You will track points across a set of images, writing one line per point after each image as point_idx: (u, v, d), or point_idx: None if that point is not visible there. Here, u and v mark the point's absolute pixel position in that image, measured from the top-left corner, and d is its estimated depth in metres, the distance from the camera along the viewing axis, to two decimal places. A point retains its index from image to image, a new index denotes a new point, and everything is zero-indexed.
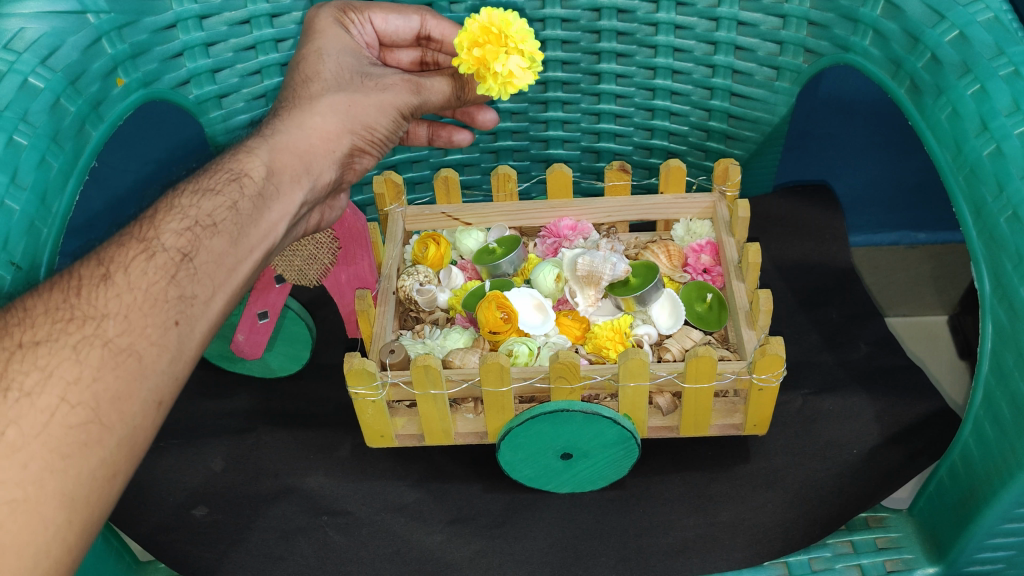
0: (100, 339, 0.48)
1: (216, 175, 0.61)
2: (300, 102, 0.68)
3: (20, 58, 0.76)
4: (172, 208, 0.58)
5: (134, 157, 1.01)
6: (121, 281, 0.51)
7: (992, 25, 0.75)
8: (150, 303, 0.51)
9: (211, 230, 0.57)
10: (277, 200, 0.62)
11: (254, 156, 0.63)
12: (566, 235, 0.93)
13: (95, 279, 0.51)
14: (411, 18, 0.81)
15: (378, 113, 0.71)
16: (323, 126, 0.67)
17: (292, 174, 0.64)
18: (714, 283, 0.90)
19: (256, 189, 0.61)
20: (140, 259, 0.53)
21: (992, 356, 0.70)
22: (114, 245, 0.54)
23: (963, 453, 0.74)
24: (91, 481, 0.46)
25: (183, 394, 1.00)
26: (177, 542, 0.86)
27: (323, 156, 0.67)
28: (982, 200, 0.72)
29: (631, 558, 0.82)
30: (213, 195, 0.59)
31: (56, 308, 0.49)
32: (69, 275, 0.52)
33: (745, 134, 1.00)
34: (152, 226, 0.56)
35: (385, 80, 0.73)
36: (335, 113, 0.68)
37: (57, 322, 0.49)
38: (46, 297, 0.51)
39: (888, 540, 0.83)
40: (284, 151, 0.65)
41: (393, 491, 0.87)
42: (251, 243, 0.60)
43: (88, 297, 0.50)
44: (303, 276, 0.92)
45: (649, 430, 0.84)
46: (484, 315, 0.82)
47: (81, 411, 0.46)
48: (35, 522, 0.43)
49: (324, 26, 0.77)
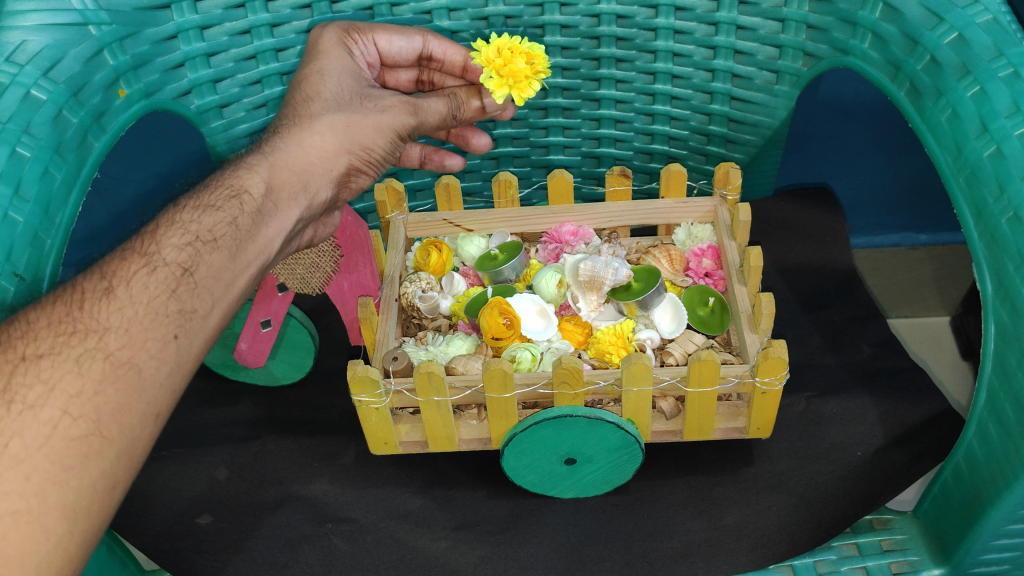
0: (102, 352, 0.49)
1: (216, 190, 0.61)
2: (298, 121, 0.68)
3: (23, 70, 0.76)
4: (173, 223, 0.58)
5: (138, 169, 1.06)
6: (123, 295, 0.52)
7: (990, 26, 0.75)
8: (152, 316, 0.51)
9: (211, 245, 0.57)
10: (274, 217, 0.62)
11: (254, 172, 0.63)
12: (568, 240, 0.93)
13: (97, 292, 0.51)
14: (413, 39, 0.83)
15: (377, 134, 0.71)
16: (321, 145, 0.67)
17: (290, 192, 0.64)
18: (716, 287, 0.91)
19: (256, 205, 0.61)
20: (142, 273, 0.53)
21: (995, 357, 0.70)
22: (116, 259, 0.54)
23: (967, 455, 0.74)
24: (92, 492, 0.46)
25: (187, 403, 1.00)
26: (181, 550, 0.86)
27: (319, 175, 0.67)
28: (983, 202, 0.72)
29: (636, 562, 0.81)
30: (214, 210, 0.59)
31: (59, 321, 0.49)
32: (72, 288, 0.52)
33: (745, 138, 1.01)
34: (153, 240, 0.56)
35: (385, 100, 0.72)
36: (334, 132, 0.68)
37: (60, 335, 0.49)
38: (48, 310, 0.51)
39: (893, 543, 0.80)
40: (283, 168, 0.65)
41: (397, 498, 0.88)
42: (249, 258, 0.60)
43: (91, 310, 0.50)
44: (306, 285, 0.91)
45: (654, 434, 0.84)
46: (489, 320, 0.82)
47: (82, 423, 0.46)
48: (38, 534, 0.43)
49: (328, 47, 0.77)
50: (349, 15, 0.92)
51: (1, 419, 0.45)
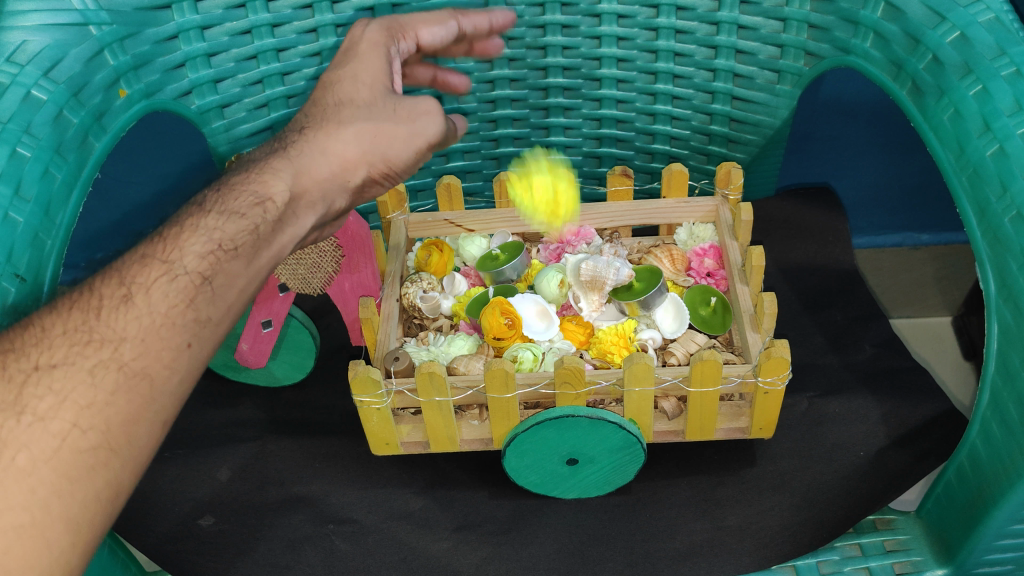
0: (116, 362, 0.47)
1: (239, 196, 0.58)
2: (325, 125, 0.64)
3: (23, 70, 0.76)
4: (196, 227, 0.55)
5: (138, 168, 1.06)
6: (141, 302, 0.49)
7: (992, 25, 0.74)
8: (168, 325, 0.50)
9: (232, 253, 0.55)
10: (293, 226, 0.60)
11: (279, 177, 0.60)
12: (569, 241, 0.94)
13: (116, 299, 0.49)
14: (448, 23, 0.77)
15: (406, 144, 0.65)
16: (344, 154, 0.63)
17: (309, 201, 0.61)
18: (718, 287, 0.90)
19: (278, 214, 0.58)
20: (162, 280, 0.51)
21: (998, 357, 0.70)
22: (136, 263, 0.52)
23: (970, 454, 0.73)
24: (96, 503, 0.45)
25: (188, 404, 1.00)
26: (183, 552, 0.86)
27: (340, 185, 0.63)
28: (986, 201, 0.71)
29: (639, 562, 0.81)
30: (237, 217, 0.56)
31: (75, 329, 0.48)
32: (88, 292, 0.50)
33: (746, 138, 1.01)
34: (175, 245, 0.53)
35: (419, 105, 0.67)
36: (359, 142, 0.64)
37: (75, 344, 0.47)
38: (64, 316, 0.49)
39: (897, 543, 0.79)
40: (306, 176, 0.61)
41: (399, 498, 0.87)
42: (262, 265, 0.57)
43: (108, 318, 0.48)
44: (307, 285, 0.89)
45: (655, 434, 0.83)
46: (490, 320, 0.83)
47: (92, 435, 0.45)
48: (41, 547, 0.42)
49: (368, 48, 0.71)
50: (350, 15, 0.92)
51: (7, 432, 0.44)
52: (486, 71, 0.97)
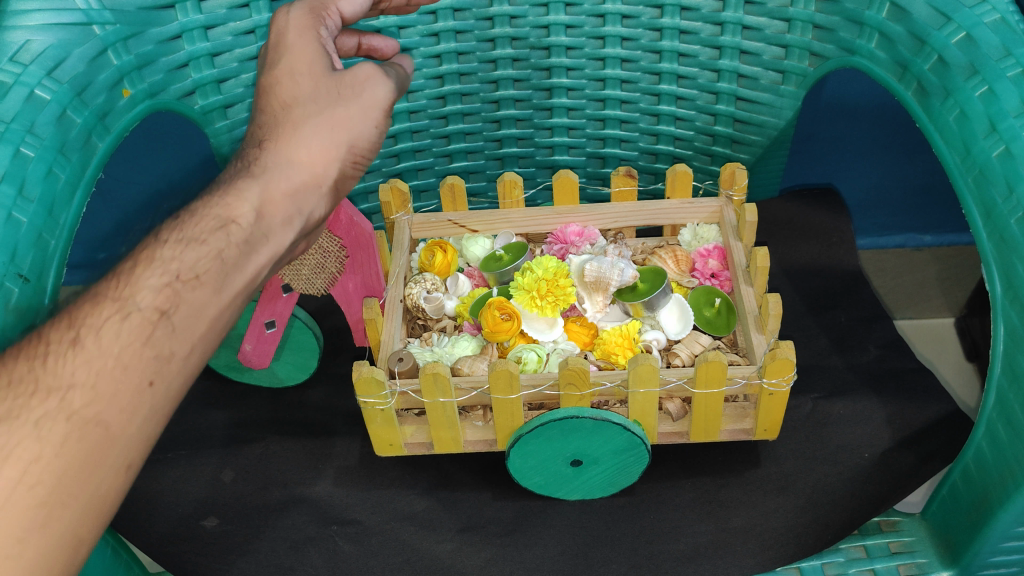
0: (64, 412, 0.42)
1: (200, 221, 0.53)
2: (280, 132, 0.58)
3: (26, 70, 0.76)
4: (152, 260, 0.50)
5: (140, 167, 1.06)
6: (92, 346, 0.45)
7: (998, 25, 0.74)
8: (122, 368, 0.45)
9: (193, 283, 0.49)
10: (265, 247, 0.54)
11: (243, 198, 0.54)
12: (573, 241, 0.92)
13: (64, 343, 0.45)
14: None
15: (362, 120, 0.60)
16: (310, 156, 0.58)
17: (283, 217, 0.55)
18: (723, 288, 0.90)
19: (245, 236, 0.53)
20: (114, 320, 0.46)
21: (1005, 360, 0.70)
22: (87, 303, 0.47)
23: (976, 457, 0.73)
24: (53, 561, 0.41)
25: (190, 403, 1.00)
26: (185, 553, 0.85)
27: (314, 191, 0.58)
28: (992, 202, 0.71)
29: (642, 564, 0.81)
30: (197, 244, 0.51)
31: (19, 381, 0.43)
32: (36, 339, 0.45)
33: (750, 138, 1.00)
34: (130, 281, 0.48)
35: (359, 73, 0.61)
36: (321, 137, 0.58)
37: (18, 397, 0.43)
38: (9, 366, 0.44)
39: (901, 544, 0.80)
40: (275, 191, 0.56)
41: (403, 500, 0.87)
42: (238, 290, 0.52)
43: (54, 367, 0.44)
44: (311, 286, 0.88)
45: (660, 435, 0.83)
46: (485, 315, 0.83)
47: (40, 491, 0.41)
48: None
49: (296, 38, 0.62)
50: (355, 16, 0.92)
51: None
52: (489, 71, 0.97)
